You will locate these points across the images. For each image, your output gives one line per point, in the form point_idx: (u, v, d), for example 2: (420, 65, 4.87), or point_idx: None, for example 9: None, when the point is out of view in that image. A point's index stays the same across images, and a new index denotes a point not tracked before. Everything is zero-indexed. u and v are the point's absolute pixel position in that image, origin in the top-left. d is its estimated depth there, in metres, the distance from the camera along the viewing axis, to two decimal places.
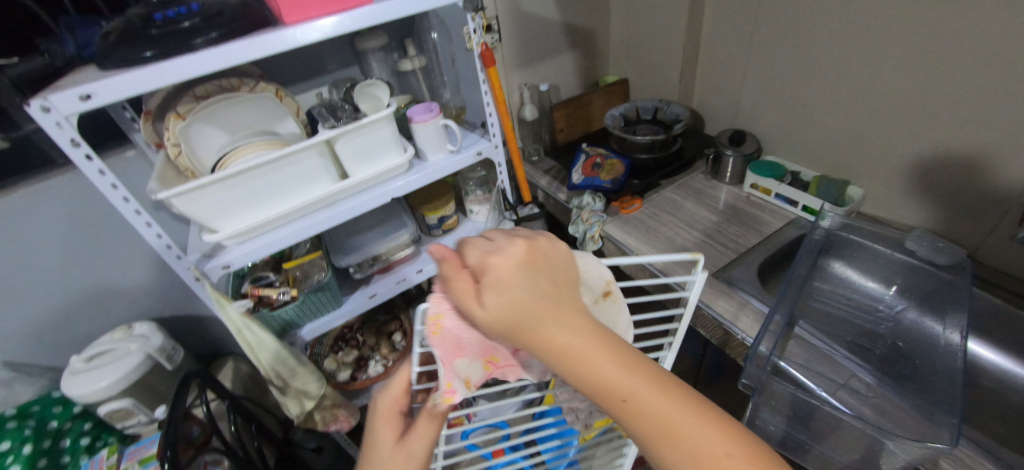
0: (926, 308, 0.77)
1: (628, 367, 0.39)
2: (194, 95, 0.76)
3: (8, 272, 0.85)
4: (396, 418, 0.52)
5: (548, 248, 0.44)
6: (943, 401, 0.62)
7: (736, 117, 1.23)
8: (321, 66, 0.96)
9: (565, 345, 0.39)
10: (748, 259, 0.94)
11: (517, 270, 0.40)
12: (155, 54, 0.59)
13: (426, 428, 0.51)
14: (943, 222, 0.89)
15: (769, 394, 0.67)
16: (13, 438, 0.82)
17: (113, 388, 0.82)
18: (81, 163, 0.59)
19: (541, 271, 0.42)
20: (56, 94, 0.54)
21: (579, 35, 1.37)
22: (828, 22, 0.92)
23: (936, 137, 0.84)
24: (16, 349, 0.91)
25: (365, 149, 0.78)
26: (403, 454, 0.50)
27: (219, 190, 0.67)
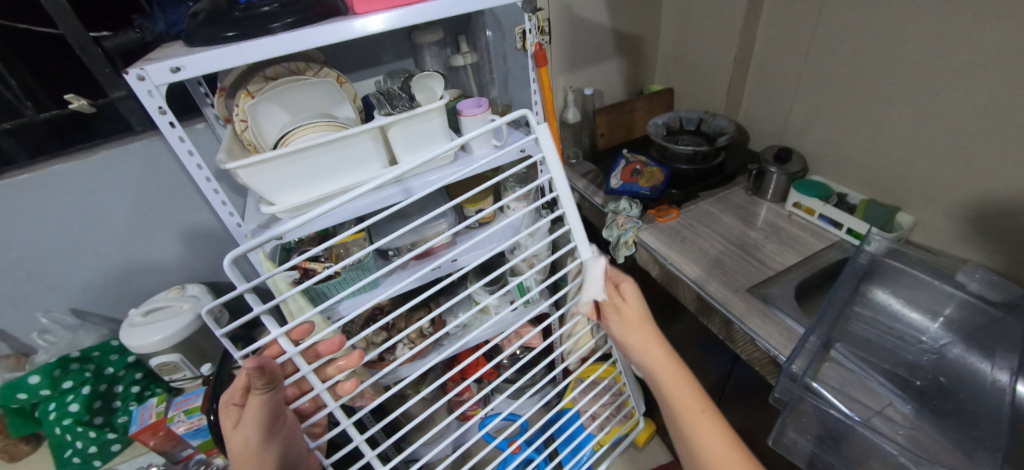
0: (975, 344, 0.74)
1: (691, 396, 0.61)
2: (264, 75, 0.81)
3: (84, 226, 0.92)
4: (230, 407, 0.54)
5: (630, 308, 0.69)
6: (985, 438, 0.60)
7: (782, 135, 1.21)
8: (378, 55, 1.00)
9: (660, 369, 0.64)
10: (786, 278, 0.92)
11: (640, 316, 0.69)
12: (236, 35, 0.63)
13: (260, 403, 0.53)
14: (999, 260, 0.85)
15: (798, 411, 0.68)
16: (76, 378, 0.90)
17: (166, 342, 0.88)
18: (164, 129, 0.65)
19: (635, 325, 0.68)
20: (152, 65, 0.59)
21: (628, 42, 1.38)
22: (892, 42, 0.89)
23: (997, 172, 0.81)
24: (81, 297, 0.99)
25: (416, 137, 0.81)
26: (237, 436, 0.53)
27: (280, 165, 0.72)
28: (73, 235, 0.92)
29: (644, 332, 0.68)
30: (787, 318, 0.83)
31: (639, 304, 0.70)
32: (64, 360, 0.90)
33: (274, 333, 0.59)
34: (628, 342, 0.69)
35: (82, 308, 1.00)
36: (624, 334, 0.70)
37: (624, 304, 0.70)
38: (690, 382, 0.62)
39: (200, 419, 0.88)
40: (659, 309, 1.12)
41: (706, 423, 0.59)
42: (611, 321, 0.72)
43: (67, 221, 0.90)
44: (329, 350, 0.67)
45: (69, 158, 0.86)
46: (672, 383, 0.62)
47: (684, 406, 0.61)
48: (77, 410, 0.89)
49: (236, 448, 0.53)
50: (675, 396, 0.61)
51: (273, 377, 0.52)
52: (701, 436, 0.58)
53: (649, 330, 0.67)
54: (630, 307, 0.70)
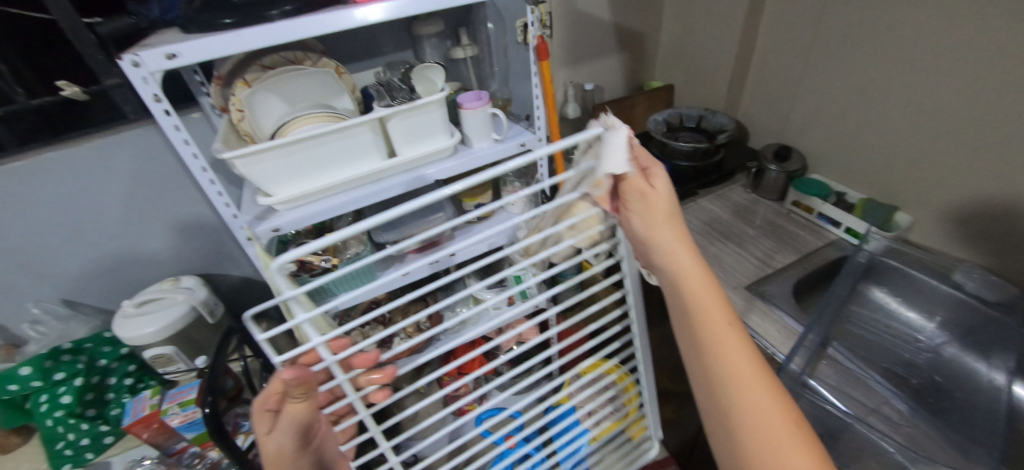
0: (970, 344, 0.75)
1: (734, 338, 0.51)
2: (261, 64, 0.80)
3: (76, 216, 0.90)
4: (264, 416, 0.53)
5: (655, 184, 0.56)
6: (981, 437, 0.60)
7: (782, 133, 1.21)
8: (378, 47, 0.99)
9: (697, 286, 0.53)
10: (783, 275, 0.92)
11: (667, 203, 0.56)
12: (234, 22, 0.62)
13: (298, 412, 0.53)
14: (996, 260, 0.85)
15: (796, 408, 0.68)
16: (67, 370, 0.88)
17: (159, 334, 0.87)
18: (160, 117, 0.64)
19: (659, 209, 0.56)
20: (147, 51, 0.58)
21: (629, 37, 1.37)
22: (893, 41, 0.89)
23: (995, 173, 0.81)
24: (73, 288, 0.98)
25: (415, 129, 0.80)
26: (273, 442, 0.54)
27: (279, 154, 0.70)
28: (64, 224, 0.90)
29: (672, 222, 0.56)
30: (785, 316, 0.83)
31: (668, 191, 0.57)
32: (54, 351, 0.88)
33: (315, 342, 0.56)
34: (654, 239, 0.56)
35: (74, 299, 0.99)
36: (651, 227, 0.56)
37: (651, 190, 0.56)
38: (710, 280, 0.54)
39: (194, 412, 0.87)
40: (657, 306, 1.12)
41: (724, 328, 0.51)
42: (632, 203, 0.57)
43: (58, 211, 0.88)
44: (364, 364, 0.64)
45: (61, 146, 0.85)
46: (697, 288, 0.53)
47: (712, 322, 0.51)
48: (69, 401, 0.87)
49: (274, 452, 0.54)
50: (709, 320, 0.51)
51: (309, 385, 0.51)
52: (736, 389, 0.48)
53: (676, 226, 0.56)
54: (660, 187, 0.56)
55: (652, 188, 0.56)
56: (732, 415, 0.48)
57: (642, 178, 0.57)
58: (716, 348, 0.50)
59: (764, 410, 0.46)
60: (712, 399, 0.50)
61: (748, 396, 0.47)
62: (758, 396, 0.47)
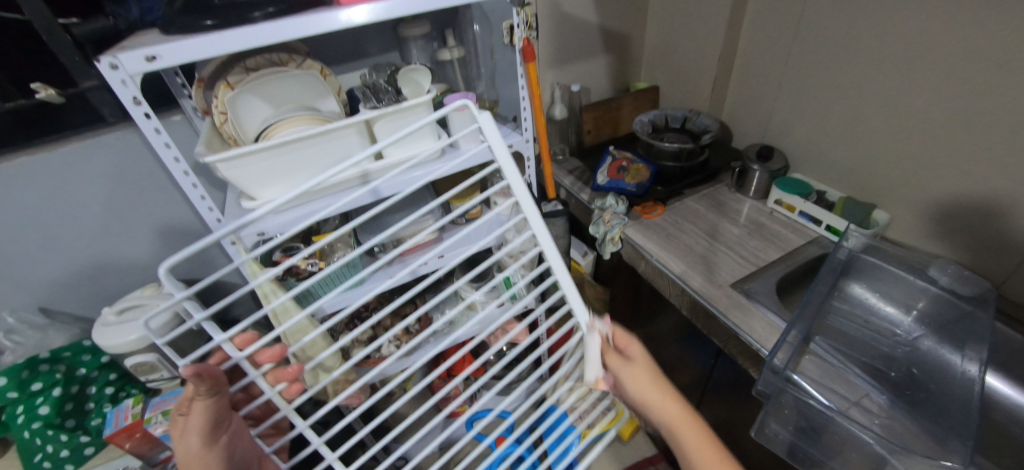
0: (946, 337, 0.78)
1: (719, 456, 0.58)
2: (244, 66, 0.78)
3: (52, 221, 0.88)
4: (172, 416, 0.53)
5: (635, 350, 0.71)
6: (956, 426, 0.63)
7: (764, 133, 1.23)
8: (363, 48, 0.98)
9: (677, 414, 0.62)
10: (767, 273, 0.94)
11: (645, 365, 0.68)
12: (216, 23, 0.61)
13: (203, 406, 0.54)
14: (969, 255, 0.88)
15: (780, 403, 0.70)
16: (45, 380, 0.86)
17: (141, 342, 0.85)
18: (139, 121, 0.63)
19: (642, 374, 0.67)
20: (126, 53, 0.57)
21: (615, 39, 1.39)
22: (869, 43, 0.92)
23: (967, 172, 0.84)
24: (51, 295, 0.95)
25: (403, 131, 0.80)
26: (182, 442, 0.53)
27: (263, 157, 0.70)
28: (41, 230, 0.88)
29: (658, 386, 0.65)
30: (769, 313, 0.85)
31: (645, 357, 0.70)
32: (33, 361, 0.88)
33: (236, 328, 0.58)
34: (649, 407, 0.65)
35: (51, 306, 0.96)
36: (642, 394, 0.66)
37: (630, 362, 0.70)
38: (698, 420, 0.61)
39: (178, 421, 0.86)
40: (645, 304, 1.13)
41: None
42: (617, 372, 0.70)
43: (34, 216, 0.86)
44: (269, 359, 0.66)
45: (36, 149, 0.82)
46: (688, 434, 0.60)
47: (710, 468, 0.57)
48: (47, 413, 0.85)
49: (181, 455, 0.53)
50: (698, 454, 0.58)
51: (216, 382, 0.53)
52: None
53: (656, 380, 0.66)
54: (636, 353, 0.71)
55: (630, 362, 0.70)
56: None
57: (619, 357, 0.71)
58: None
59: None
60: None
61: None
62: None
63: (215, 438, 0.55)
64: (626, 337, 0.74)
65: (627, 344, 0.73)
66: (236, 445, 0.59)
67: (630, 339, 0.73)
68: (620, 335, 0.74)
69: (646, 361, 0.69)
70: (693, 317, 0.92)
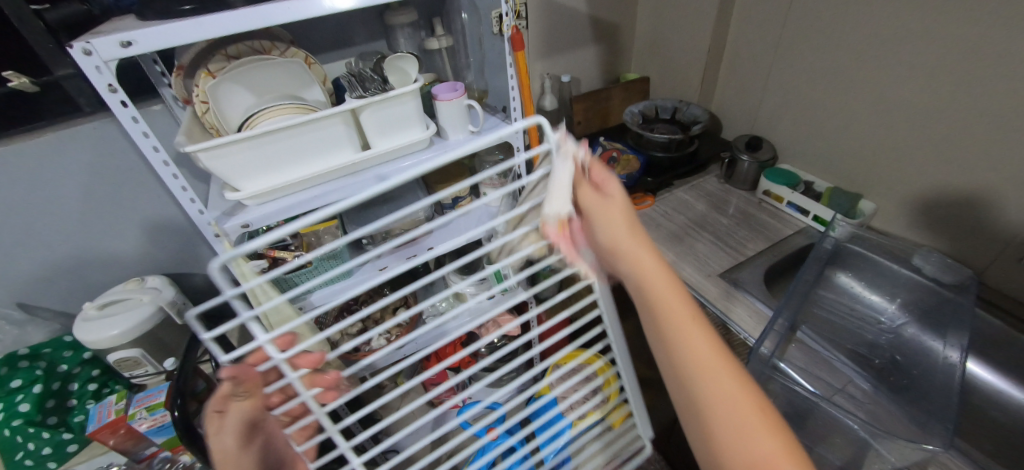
0: (927, 324, 0.79)
1: (699, 328, 0.49)
2: (226, 53, 0.76)
3: (28, 214, 0.85)
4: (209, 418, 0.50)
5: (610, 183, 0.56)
6: (938, 410, 0.64)
7: (753, 124, 1.24)
8: (349, 37, 0.97)
9: (647, 262, 0.52)
10: (754, 262, 0.95)
11: (621, 206, 0.55)
12: (194, 8, 0.59)
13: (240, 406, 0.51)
14: (952, 244, 0.90)
15: (766, 390, 0.71)
16: (25, 377, 0.85)
17: (123, 337, 0.84)
18: (116, 109, 0.61)
19: (615, 214, 0.55)
20: (99, 38, 0.55)
21: (605, 29, 1.38)
22: (857, 34, 0.92)
23: (950, 161, 0.85)
24: (29, 290, 0.93)
25: (390, 121, 0.79)
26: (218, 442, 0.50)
27: (245, 148, 0.68)
28: (17, 223, 0.85)
29: (631, 226, 0.54)
30: (757, 302, 0.86)
31: (624, 198, 0.56)
32: (12, 358, 0.87)
33: (262, 340, 0.51)
34: (618, 250, 0.54)
35: (30, 302, 0.94)
36: (614, 237, 0.54)
37: (605, 199, 0.55)
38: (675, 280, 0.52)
39: (164, 416, 0.84)
40: None
41: (680, 308, 0.50)
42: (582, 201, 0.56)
43: (9, 209, 0.83)
44: (308, 364, 0.59)
45: (10, 140, 0.80)
46: (659, 288, 0.51)
47: (679, 318, 0.49)
48: (28, 410, 0.83)
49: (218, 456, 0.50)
50: (660, 298, 0.51)
51: (251, 380, 0.51)
52: (691, 359, 0.47)
53: (630, 222, 0.54)
54: (612, 191, 0.56)
55: (602, 200, 0.56)
56: (704, 407, 0.46)
57: (587, 191, 0.56)
58: (682, 341, 0.48)
59: (728, 394, 0.45)
60: (686, 397, 0.48)
61: (710, 381, 0.46)
62: (725, 385, 0.46)
63: (249, 441, 0.53)
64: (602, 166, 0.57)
65: (605, 180, 0.57)
66: (269, 447, 0.56)
67: (610, 176, 0.56)
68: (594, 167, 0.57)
69: (622, 201, 0.55)
70: None
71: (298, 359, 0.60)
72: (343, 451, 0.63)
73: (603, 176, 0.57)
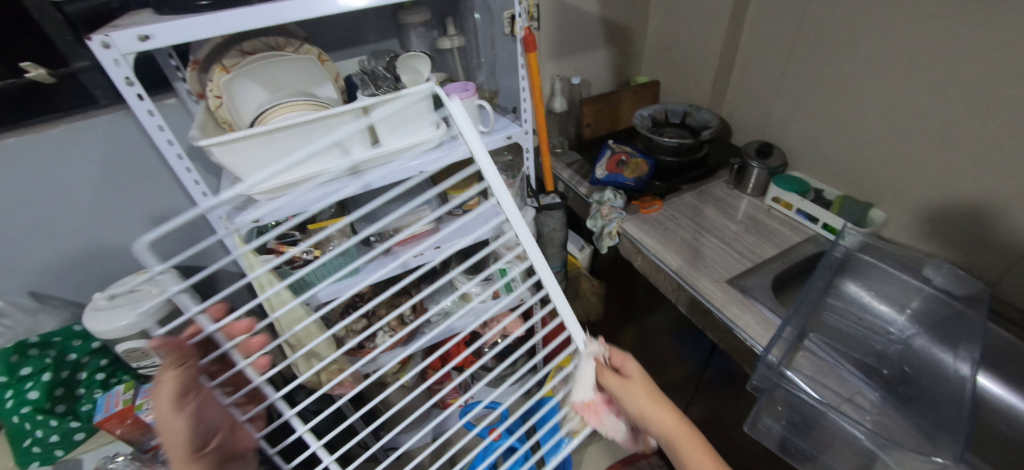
0: (938, 336, 0.78)
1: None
2: (241, 49, 0.77)
3: (42, 204, 0.86)
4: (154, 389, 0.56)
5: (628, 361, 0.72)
6: (948, 423, 0.63)
7: (764, 130, 1.23)
8: (362, 35, 0.97)
9: (675, 437, 0.64)
10: (762, 269, 0.94)
11: (641, 377, 0.70)
12: (210, 4, 0.60)
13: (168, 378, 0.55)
14: (964, 255, 0.89)
15: (774, 399, 0.70)
16: (35, 364, 0.86)
17: (132, 328, 0.84)
18: (132, 102, 0.62)
19: (638, 386, 0.69)
20: (117, 32, 0.56)
21: (617, 32, 1.38)
22: (874, 42, 0.91)
23: (965, 172, 0.84)
24: (42, 280, 0.94)
25: (401, 120, 0.79)
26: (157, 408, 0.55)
27: (258, 143, 0.69)
28: (31, 213, 0.86)
29: (651, 397, 0.68)
30: (765, 309, 0.85)
31: (642, 376, 0.70)
32: (22, 345, 0.85)
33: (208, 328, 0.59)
34: (644, 416, 0.66)
35: (42, 291, 0.95)
36: (641, 409, 0.67)
37: (627, 379, 0.70)
38: (692, 428, 0.64)
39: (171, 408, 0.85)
40: (640, 299, 1.14)
41: (693, 444, 0.63)
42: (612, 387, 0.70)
43: (24, 199, 0.85)
44: (238, 331, 0.65)
45: (26, 131, 0.81)
46: (685, 455, 0.63)
47: (687, 447, 0.63)
48: (37, 397, 0.85)
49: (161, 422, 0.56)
50: (689, 458, 0.62)
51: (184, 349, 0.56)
52: None
53: (648, 390, 0.69)
54: (633, 372, 0.71)
55: (626, 378, 0.71)
56: None
57: (612, 376, 0.70)
58: None
59: None
60: None
61: None
62: None
63: (182, 406, 0.57)
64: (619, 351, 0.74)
65: (624, 363, 0.72)
66: (204, 411, 0.60)
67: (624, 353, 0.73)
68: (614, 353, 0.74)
69: (642, 377, 0.70)
70: (689, 311, 0.93)
71: (229, 328, 0.65)
72: (290, 421, 0.71)
73: (620, 356, 0.73)
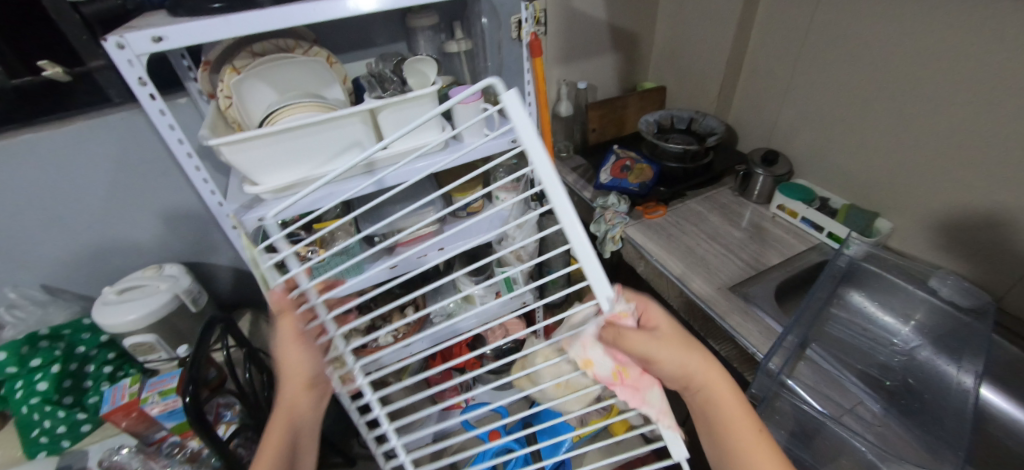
0: (944, 348, 0.77)
1: (763, 439, 0.52)
2: (251, 51, 0.78)
3: (56, 199, 0.89)
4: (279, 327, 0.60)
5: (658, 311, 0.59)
6: (951, 436, 0.63)
7: (770, 137, 1.23)
8: (371, 38, 0.98)
9: (713, 392, 0.54)
10: (766, 277, 0.94)
11: (672, 328, 0.58)
12: (222, 7, 0.61)
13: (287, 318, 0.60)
14: (971, 267, 0.88)
15: (774, 408, 0.71)
16: (44, 356, 0.87)
17: (140, 322, 0.86)
18: (144, 101, 0.63)
19: (667, 336, 0.57)
20: (132, 33, 0.57)
21: (624, 38, 1.38)
22: (882, 51, 0.91)
23: (972, 184, 0.83)
24: (54, 273, 0.96)
25: (407, 122, 0.79)
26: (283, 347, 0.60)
27: (266, 143, 0.70)
28: (46, 208, 0.89)
29: (687, 348, 0.56)
30: (768, 318, 0.85)
31: (669, 322, 0.58)
32: (33, 337, 0.88)
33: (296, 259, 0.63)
34: (676, 369, 0.55)
35: (54, 284, 0.97)
36: (678, 362, 0.55)
37: (654, 331, 0.57)
38: (735, 388, 0.54)
39: (175, 401, 0.85)
40: (643, 304, 1.14)
41: (733, 403, 0.53)
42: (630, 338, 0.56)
43: (39, 194, 0.87)
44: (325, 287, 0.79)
45: (43, 128, 0.83)
46: (729, 418, 0.52)
47: (727, 408, 0.53)
48: (46, 388, 0.86)
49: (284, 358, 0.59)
50: (728, 421, 0.53)
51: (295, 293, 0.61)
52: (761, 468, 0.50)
53: (683, 342, 0.56)
54: (661, 321, 0.58)
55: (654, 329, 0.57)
56: None
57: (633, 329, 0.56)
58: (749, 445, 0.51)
59: None
60: None
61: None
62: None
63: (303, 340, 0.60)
64: (647, 299, 0.59)
65: (652, 316, 0.58)
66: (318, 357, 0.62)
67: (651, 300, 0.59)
68: (639, 303, 0.59)
69: (673, 327, 0.58)
70: (689, 318, 0.93)
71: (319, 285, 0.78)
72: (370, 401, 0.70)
73: (646, 305, 0.59)
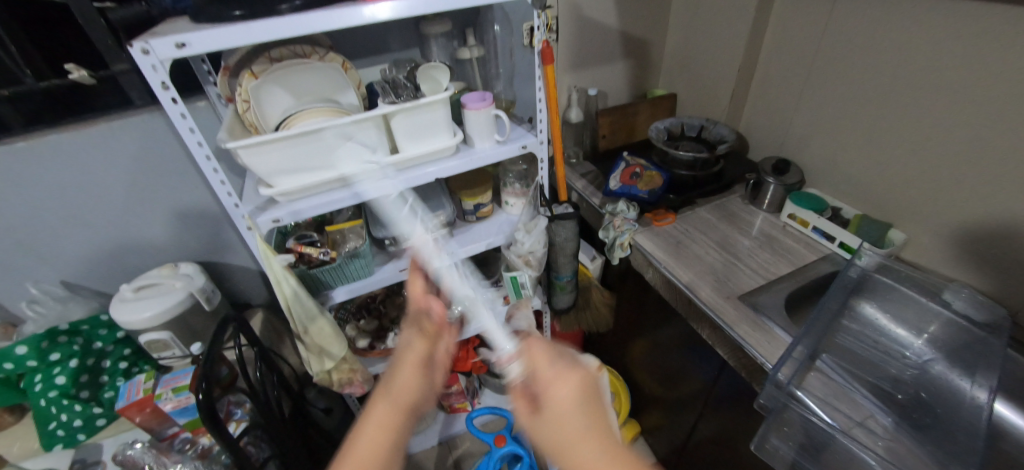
0: (958, 362, 0.75)
1: None
2: (269, 56, 0.80)
3: (78, 198, 0.91)
4: None
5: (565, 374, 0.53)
6: (962, 453, 0.61)
7: (781, 146, 1.22)
8: (385, 44, 1.00)
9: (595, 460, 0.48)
10: (776, 287, 0.93)
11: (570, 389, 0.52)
12: (243, 14, 0.63)
13: None
14: (986, 280, 0.86)
15: (783, 419, 0.71)
16: (64, 350, 0.89)
17: (156, 319, 0.88)
18: (167, 105, 0.64)
19: (562, 401, 0.52)
20: (157, 39, 0.59)
21: (635, 45, 1.39)
22: (898, 60, 0.90)
23: (988, 196, 0.82)
24: (74, 270, 0.99)
25: (419, 127, 0.81)
26: None
27: (283, 147, 0.71)
28: (68, 207, 0.91)
29: (578, 414, 0.51)
30: (776, 328, 0.84)
31: (570, 389, 0.52)
32: (52, 332, 0.91)
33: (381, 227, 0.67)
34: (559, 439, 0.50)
35: (73, 280, 1.00)
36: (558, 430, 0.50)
37: (552, 394, 0.52)
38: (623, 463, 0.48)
39: (188, 398, 0.87)
40: (652, 313, 1.14)
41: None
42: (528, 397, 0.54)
43: (62, 193, 0.89)
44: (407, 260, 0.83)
45: (67, 129, 0.85)
46: None
47: None
48: (63, 383, 0.88)
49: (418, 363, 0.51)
50: None
51: None
52: None
53: (577, 407, 0.51)
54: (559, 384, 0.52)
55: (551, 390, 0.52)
56: None
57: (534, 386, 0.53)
58: None
59: None
60: None
61: None
62: None
63: None
64: (554, 358, 0.55)
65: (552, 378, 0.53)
66: None
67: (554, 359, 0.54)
68: (544, 360, 0.54)
69: (577, 391, 0.52)
70: (699, 326, 0.92)
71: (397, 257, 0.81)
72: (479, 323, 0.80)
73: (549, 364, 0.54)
